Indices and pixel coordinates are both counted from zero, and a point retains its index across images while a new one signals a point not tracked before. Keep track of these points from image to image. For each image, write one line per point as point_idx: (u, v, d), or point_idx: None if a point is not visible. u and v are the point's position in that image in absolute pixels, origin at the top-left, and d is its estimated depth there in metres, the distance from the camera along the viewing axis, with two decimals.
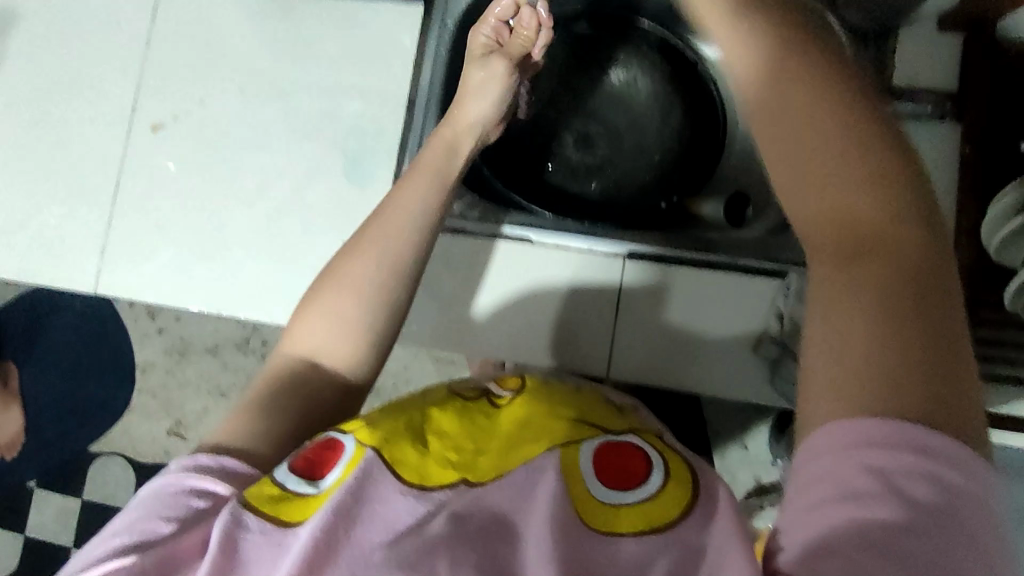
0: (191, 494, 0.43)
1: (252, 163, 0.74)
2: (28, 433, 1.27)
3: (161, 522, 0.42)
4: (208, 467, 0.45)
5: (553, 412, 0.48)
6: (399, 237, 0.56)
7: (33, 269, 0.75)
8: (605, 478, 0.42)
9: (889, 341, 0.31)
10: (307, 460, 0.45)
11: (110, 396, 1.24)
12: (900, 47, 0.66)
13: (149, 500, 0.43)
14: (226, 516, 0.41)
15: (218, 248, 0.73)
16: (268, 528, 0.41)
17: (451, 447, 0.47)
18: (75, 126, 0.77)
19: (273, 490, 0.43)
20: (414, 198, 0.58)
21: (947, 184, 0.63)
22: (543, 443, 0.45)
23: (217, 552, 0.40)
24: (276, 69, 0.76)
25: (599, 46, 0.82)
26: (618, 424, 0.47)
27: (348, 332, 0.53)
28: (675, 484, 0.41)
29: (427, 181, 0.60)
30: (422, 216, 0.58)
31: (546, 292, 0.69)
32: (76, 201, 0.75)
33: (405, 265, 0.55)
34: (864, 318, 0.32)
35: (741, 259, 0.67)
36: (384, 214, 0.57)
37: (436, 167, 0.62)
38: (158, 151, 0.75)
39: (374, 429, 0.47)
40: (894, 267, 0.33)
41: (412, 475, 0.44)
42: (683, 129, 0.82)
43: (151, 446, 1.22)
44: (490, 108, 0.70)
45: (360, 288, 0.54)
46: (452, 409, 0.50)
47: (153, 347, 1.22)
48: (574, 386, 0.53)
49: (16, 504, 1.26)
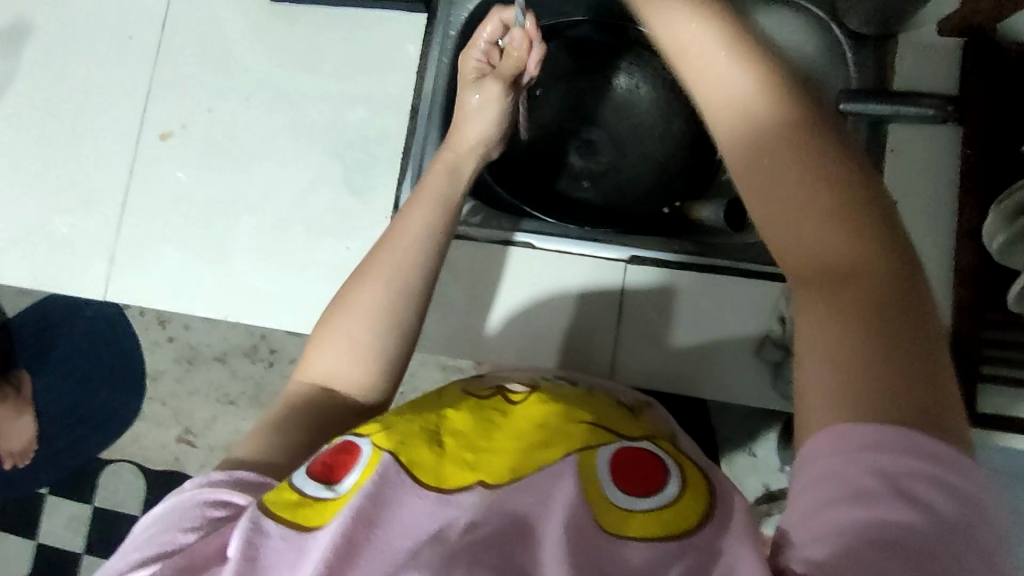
0: (207, 505, 0.44)
1: (259, 170, 0.76)
2: (40, 441, 1.28)
3: (181, 533, 0.42)
4: (223, 480, 0.46)
5: (569, 417, 0.47)
6: (408, 267, 0.56)
7: (46, 276, 0.76)
8: (623, 482, 0.42)
9: (880, 356, 0.32)
10: (324, 466, 0.45)
11: (122, 403, 1.25)
12: (900, 51, 0.66)
13: (167, 513, 0.44)
14: (247, 522, 0.41)
15: (225, 255, 0.74)
16: (290, 535, 0.41)
17: (466, 446, 0.46)
18: (87, 137, 0.78)
19: (291, 495, 0.42)
20: (422, 220, 0.59)
21: (949, 188, 0.63)
22: (561, 447, 0.44)
23: (238, 560, 0.39)
24: (282, 77, 0.77)
25: (605, 57, 0.83)
26: (633, 429, 0.47)
27: (360, 348, 0.53)
28: (693, 496, 0.40)
29: (437, 199, 0.62)
30: (424, 237, 0.58)
31: (553, 303, 0.69)
32: (87, 210, 0.77)
33: (415, 285, 0.56)
34: (850, 333, 0.33)
35: (744, 263, 0.67)
36: (392, 238, 0.58)
37: (444, 183, 0.64)
38: (168, 160, 0.77)
39: (390, 431, 0.46)
40: (874, 284, 0.34)
41: (428, 477, 0.43)
42: (687, 136, 0.82)
43: (162, 452, 1.24)
44: (494, 105, 0.69)
45: (371, 304, 0.54)
46: (466, 408, 0.49)
47: (163, 355, 1.23)
48: (582, 391, 0.53)
49: (29, 510, 1.28)
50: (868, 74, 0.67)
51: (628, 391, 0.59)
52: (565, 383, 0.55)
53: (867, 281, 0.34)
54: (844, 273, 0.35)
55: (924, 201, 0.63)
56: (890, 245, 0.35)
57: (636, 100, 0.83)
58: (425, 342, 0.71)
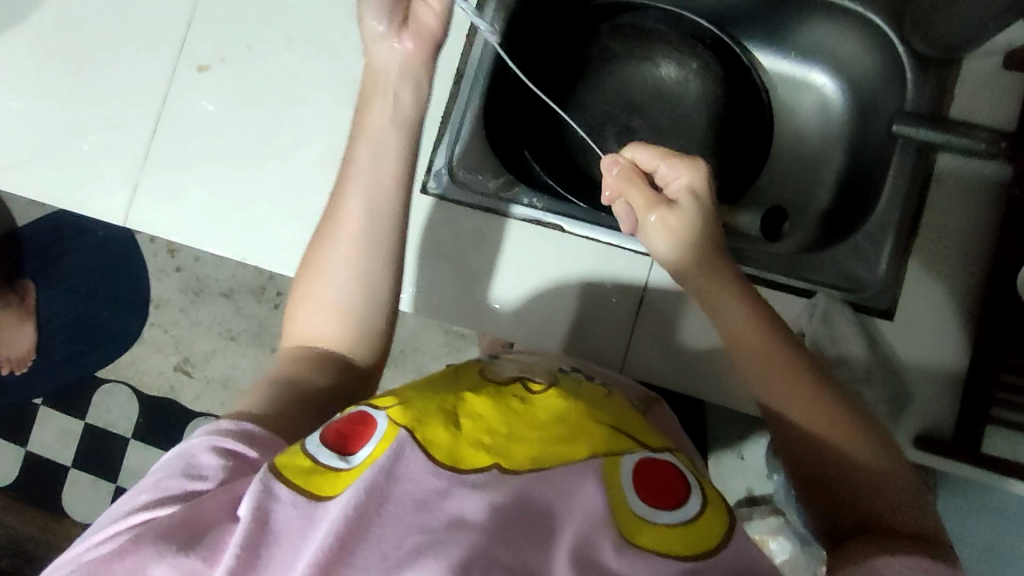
0: (216, 452, 0.47)
1: (292, 117, 0.74)
2: (41, 351, 1.30)
3: (189, 480, 0.46)
4: (231, 430, 0.49)
5: (591, 417, 0.49)
6: (365, 220, 0.58)
7: (63, 193, 0.75)
8: (642, 495, 0.44)
9: (874, 486, 0.47)
10: (339, 434, 0.46)
11: (125, 326, 1.27)
12: (960, 79, 0.64)
13: (177, 460, 0.47)
14: (258, 486, 0.43)
15: (247, 197, 0.73)
16: (300, 502, 0.43)
17: (484, 429, 0.46)
18: (122, 58, 0.77)
19: (304, 462, 0.44)
20: (376, 153, 0.60)
21: (988, 228, 0.62)
22: (585, 446, 0.46)
23: (250, 521, 0.41)
24: (327, 24, 0.75)
25: (656, 43, 0.81)
26: (651, 440, 0.50)
27: (327, 304, 0.58)
28: (713, 511, 0.45)
29: (395, 124, 0.61)
30: (364, 191, 0.59)
31: (574, 290, 0.69)
32: (113, 132, 0.76)
33: (383, 240, 0.58)
34: (849, 469, 0.48)
35: (770, 274, 0.64)
36: (347, 179, 0.59)
37: (390, 100, 0.62)
38: (200, 91, 0.75)
39: (406, 408, 0.47)
40: (848, 429, 0.49)
41: (445, 457, 0.44)
42: (729, 134, 0.81)
43: (158, 379, 1.25)
44: (434, 23, 0.63)
45: (335, 265, 0.58)
46: (486, 393, 0.50)
47: (170, 284, 1.26)
48: (601, 392, 0.55)
49: (22, 418, 1.30)
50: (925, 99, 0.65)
51: (635, 386, 0.64)
52: (585, 379, 0.58)
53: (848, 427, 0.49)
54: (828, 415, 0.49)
55: (958, 237, 0.62)
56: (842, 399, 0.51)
57: (680, 91, 0.82)
58: (436, 311, 0.70)
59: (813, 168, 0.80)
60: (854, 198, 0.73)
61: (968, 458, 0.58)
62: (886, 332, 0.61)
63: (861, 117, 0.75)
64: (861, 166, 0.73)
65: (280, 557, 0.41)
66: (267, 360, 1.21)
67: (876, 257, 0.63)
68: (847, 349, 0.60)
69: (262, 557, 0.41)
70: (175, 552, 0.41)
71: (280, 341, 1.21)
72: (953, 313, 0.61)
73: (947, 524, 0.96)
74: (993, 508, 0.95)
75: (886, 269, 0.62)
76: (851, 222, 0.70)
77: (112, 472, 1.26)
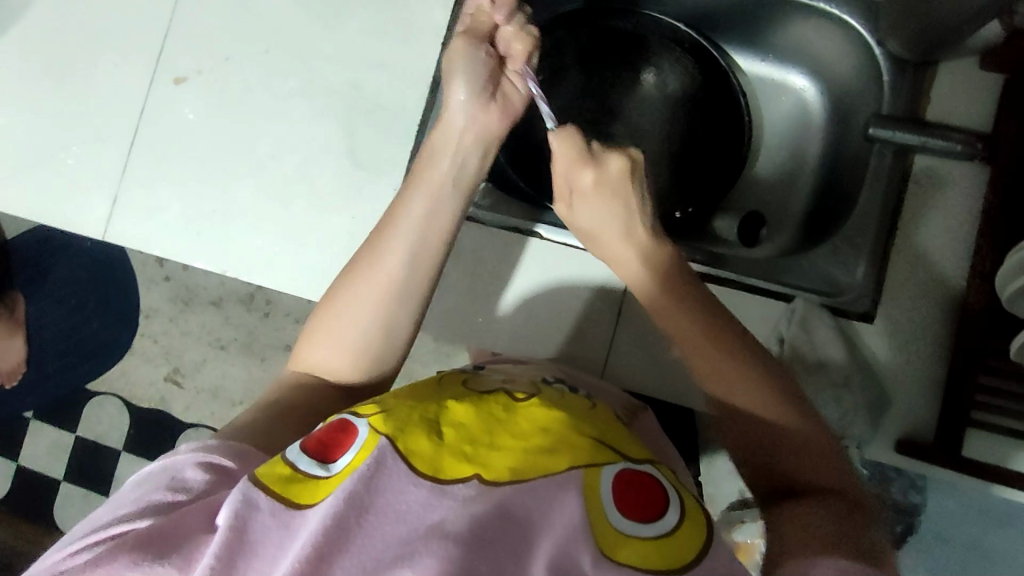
0: (202, 468, 0.47)
1: (271, 127, 0.74)
2: (29, 364, 1.30)
3: (165, 493, 0.46)
4: (218, 446, 0.49)
5: (573, 427, 0.49)
6: (407, 266, 0.57)
7: (45, 206, 0.75)
8: (624, 507, 0.44)
9: (812, 436, 0.49)
10: (319, 442, 0.46)
11: (115, 337, 1.27)
12: (937, 78, 0.64)
13: (155, 475, 0.47)
14: (239, 495, 0.42)
15: (227, 208, 0.73)
16: (279, 510, 0.42)
17: (466, 439, 0.46)
18: (101, 71, 0.76)
19: (285, 471, 0.44)
20: (436, 208, 0.60)
21: (971, 227, 0.61)
22: (567, 456, 0.46)
23: (228, 533, 0.41)
24: (305, 34, 0.75)
25: (637, 49, 0.81)
26: (633, 451, 0.49)
27: (346, 341, 0.57)
28: (691, 523, 0.44)
29: (455, 190, 0.61)
30: (411, 254, 0.58)
31: (555, 296, 0.68)
32: (92, 144, 0.75)
33: (411, 294, 0.58)
34: (793, 446, 0.49)
35: (750, 280, 0.65)
36: (390, 226, 0.59)
37: (457, 160, 0.62)
38: (180, 102, 0.75)
39: (388, 418, 0.47)
40: (780, 413, 0.50)
41: (426, 466, 0.44)
42: (708, 137, 0.80)
43: (148, 390, 1.25)
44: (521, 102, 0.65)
45: (356, 313, 0.57)
46: (469, 402, 0.50)
47: (159, 293, 1.25)
48: (586, 405, 0.55)
49: (13, 432, 1.29)
50: (901, 101, 0.65)
51: (620, 393, 0.64)
52: (569, 390, 0.57)
53: (776, 409, 0.50)
54: (758, 387, 0.51)
55: (941, 236, 0.61)
56: (774, 394, 0.51)
57: (662, 97, 0.82)
58: (418, 319, 0.69)
59: (795, 171, 0.80)
60: (833, 203, 0.73)
61: (951, 461, 0.58)
62: (865, 334, 0.61)
63: (844, 114, 0.75)
64: (842, 169, 0.73)
65: (261, 565, 0.41)
66: (255, 368, 1.21)
67: (856, 262, 0.65)
68: (826, 353, 0.60)
69: (241, 566, 0.40)
70: (150, 561, 0.41)
71: (269, 350, 1.20)
72: (933, 317, 0.60)
73: (938, 526, 0.96)
74: (984, 507, 0.95)
75: (865, 274, 0.63)
76: (834, 222, 0.71)
77: (104, 484, 1.25)
